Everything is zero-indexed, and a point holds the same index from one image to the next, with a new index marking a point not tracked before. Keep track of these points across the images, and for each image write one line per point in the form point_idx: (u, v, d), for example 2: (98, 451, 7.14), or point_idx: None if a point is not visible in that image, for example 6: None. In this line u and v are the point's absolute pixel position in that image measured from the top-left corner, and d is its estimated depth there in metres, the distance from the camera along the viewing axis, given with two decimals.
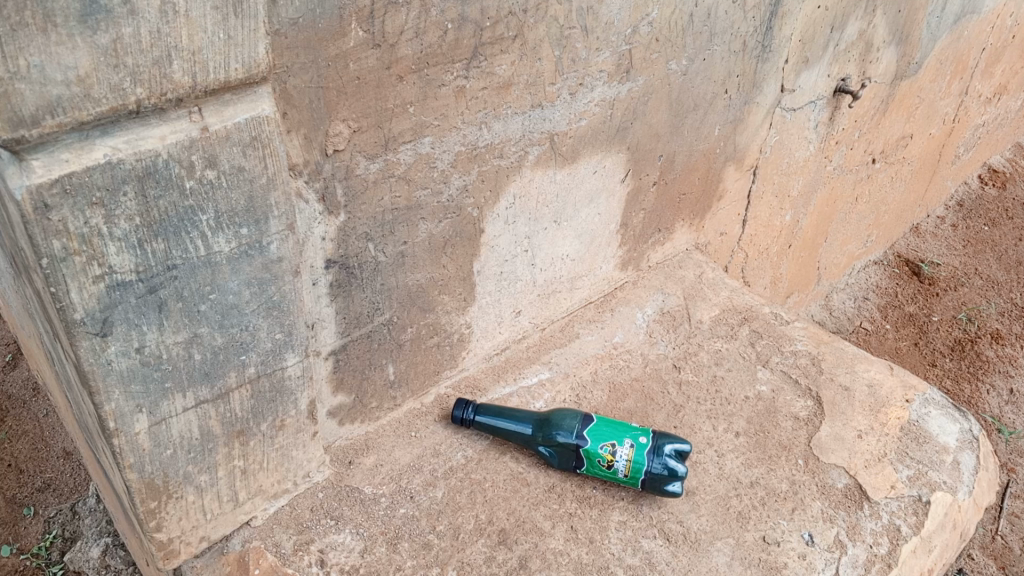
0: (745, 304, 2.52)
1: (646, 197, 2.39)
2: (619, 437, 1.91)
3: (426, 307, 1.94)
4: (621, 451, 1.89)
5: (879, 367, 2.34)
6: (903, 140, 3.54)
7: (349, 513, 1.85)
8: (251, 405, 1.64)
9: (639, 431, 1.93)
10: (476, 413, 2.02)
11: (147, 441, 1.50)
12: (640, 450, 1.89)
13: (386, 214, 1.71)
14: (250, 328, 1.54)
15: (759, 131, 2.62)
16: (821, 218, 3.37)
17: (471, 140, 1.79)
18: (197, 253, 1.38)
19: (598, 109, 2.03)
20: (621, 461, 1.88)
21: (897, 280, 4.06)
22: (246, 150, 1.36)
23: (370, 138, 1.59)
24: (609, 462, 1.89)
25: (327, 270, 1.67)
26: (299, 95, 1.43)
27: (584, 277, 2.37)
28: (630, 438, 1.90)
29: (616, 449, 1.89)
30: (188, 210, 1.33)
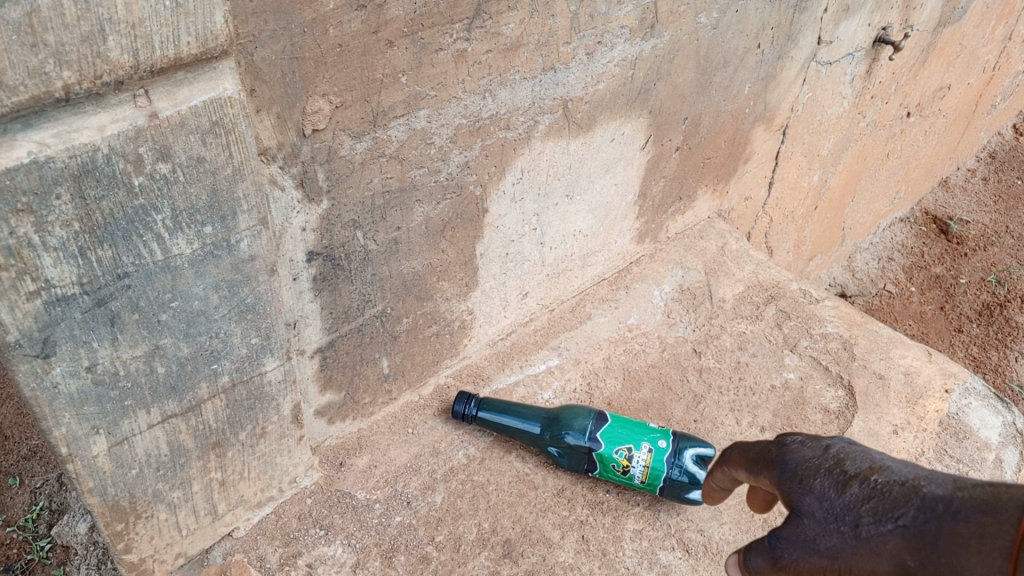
0: (771, 280, 2.33)
1: (668, 164, 2.17)
2: (636, 440, 1.73)
3: (424, 295, 1.75)
4: (638, 456, 1.72)
5: (916, 353, 2.16)
6: (940, 91, 3.28)
7: (340, 521, 1.69)
8: (227, 416, 1.47)
9: (659, 433, 1.75)
10: (478, 409, 1.84)
11: (107, 463, 1.33)
12: (660, 455, 1.72)
13: (376, 198, 1.49)
14: (221, 334, 1.35)
15: (792, 88, 2.37)
16: (850, 177, 3.13)
17: (473, 112, 1.56)
18: (153, 258, 1.18)
19: (617, 71, 1.79)
20: (638, 467, 1.72)
21: (923, 238, 3.84)
22: (206, 138, 1.14)
23: (356, 114, 1.36)
24: (625, 467, 1.72)
25: (310, 263, 1.46)
26: (269, 69, 1.20)
27: (597, 253, 2.17)
28: (648, 441, 1.73)
29: (633, 454, 1.72)
30: (139, 212, 1.12)
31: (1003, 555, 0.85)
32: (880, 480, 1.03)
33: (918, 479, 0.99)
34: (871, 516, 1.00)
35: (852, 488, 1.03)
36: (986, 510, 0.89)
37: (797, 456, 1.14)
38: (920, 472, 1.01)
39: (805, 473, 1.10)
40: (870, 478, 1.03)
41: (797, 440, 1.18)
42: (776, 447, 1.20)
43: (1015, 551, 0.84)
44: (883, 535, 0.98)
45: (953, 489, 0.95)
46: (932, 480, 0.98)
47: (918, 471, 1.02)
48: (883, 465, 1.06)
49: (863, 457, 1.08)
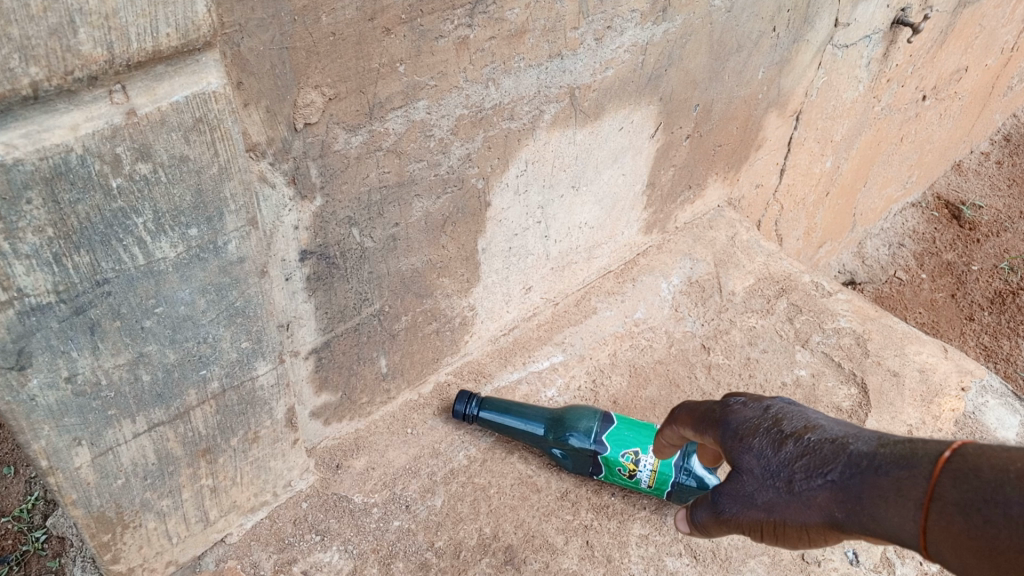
0: (783, 272, 2.26)
1: (677, 153, 2.09)
2: (643, 443, 1.66)
3: (424, 292, 1.68)
4: (645, 460, 1.65)
5: (932, 350, 2.09)
6: (957, 74, 3.18)
7: (337, 526, 1.64)
8: (217, 422, 1.40)
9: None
10: (479, 409, 1.78)
11: (91, 474, 1.27)
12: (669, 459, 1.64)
13: (373, 194, 1.42)
14: (210, 340, 1.29)
15: (807, 73, 2.28)
16: (862, 163, 3.04)
17: (476, 102, 1.48)
18: (134, 263, 1.11)
19: (627, 56, 1.71)
20: (645, 471, 1.65)
21: (935, 224, 3.75)
22: (189, 136, 1.06)
23: (351, 106, 1.28)
24: (631, 471, 1.66)
25: (303, 262, 1.39)
26: (257, 60, 1.12)
27: (603, 245, 2.09)
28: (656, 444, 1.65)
29: (639, 458, 1.65)
30: (118, 215, 1.05)
31: (917, 505, 0.90)
32: (814, 438, 1.04)
33: (848, 437, 1.02)
34: (803, 473, 1.02)
35: (788, 446, 1.05)
36: (902, 461, 0.93)
37: (739, 416, 1.13)
38: (850, 430, 1.03)
39: (745, 431, 1.10)
40: (805, 437, 1.05)
41: (739, 401, 1.16)
42: (717, 407, 1.18)
43: (929, 502, 0.89)
44: (814, 492, 1.01)
45: (878, 445, 0.98)
46: (860, 437, 1.01)
47: (848, 427, 1.04)
48: (816, 423, 1.07)
49: (798, 416, 1.10)
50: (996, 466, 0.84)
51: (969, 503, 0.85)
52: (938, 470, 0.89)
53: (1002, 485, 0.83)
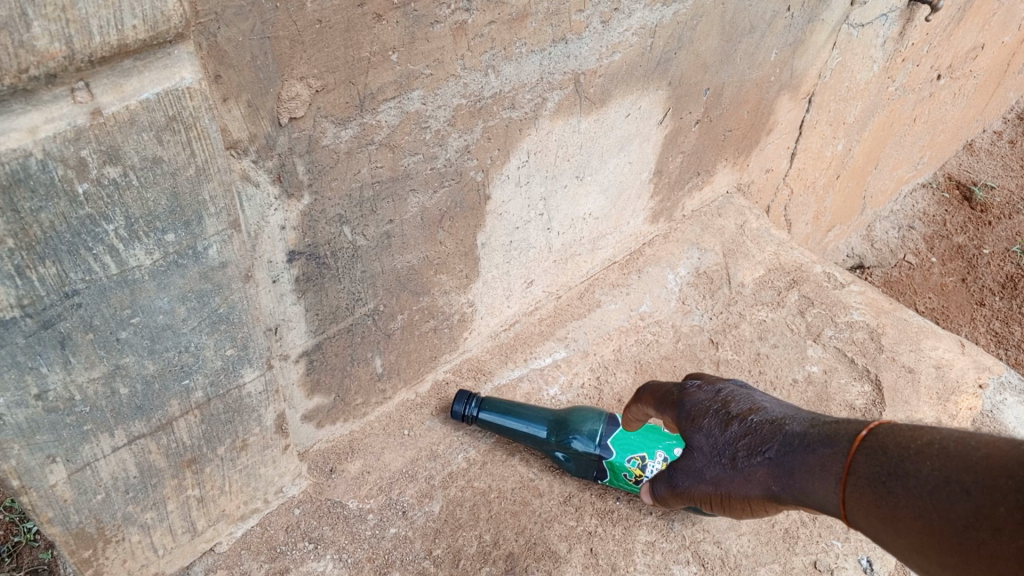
0: (793, 262, 2.18)
1: (686, 139, 1.99)
2: (651, 448, 1.56)
3: (420, 290, 1.60)
4: (652, 464, 1.56)
5: (949, 345, 2.02)
6: (974, 51, 3.07)
7: (330, 534, 1.57)
8: (202, 431, 1.33)
9: (676, 440, 1.56)
10: (479, 410, 1.70)
11: (68, 492, 1.20)
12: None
13: (365, 190, 1.33)
14: (192, 348, 1.21)
15: (822, 53, 2.19)
16: (874, 145, 2.95)
17: (474, 91, 1.39)
18: (106, 272, 1.03)
19: (635, 39, 1.62)
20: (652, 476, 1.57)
21: (946, 206, 3.65)
22: (162, 135, 0.98)
23: (340, 98, 1.19)
24: (637, 476, 1.58)
25: (291, 263, 1.31)
26: (236, 51, 1.03)
27: (608, 236, 2.01)
28: (664, 448, 1.56)
29: (646, 464, 1.56)
30: (86, 223, 0.97)
31: (837, 478, 1.02)
32: (756, 419, 1.18)
33: (785, 418, 1.16)
34: (745, 452, 1.16)
35: (733, 426, 1.19)
36: (829, 441, 1.06)
37: (693, 399, 1.28)
38: (787, 411, 1.17)
39: (697, 413, 1.25)
40: (748, 419, 1.19)
41: (694, 383, 1.31)
42: (676, 388, 1.34)
43: (846, 476, 1.01)
44: (755, 469, 1.15)
45: (809, 425, 1.11)
46: (795, 419, 1.15)
47: (787, 409, 1.18)
48: (760, 404, 1.21)
49: (745, 398, 1.24)
50: (900, 445, 0.97)
51: (878, 476, 0.97)
52: (854, 448, 1.02)
53: (904, 460, 0.95)
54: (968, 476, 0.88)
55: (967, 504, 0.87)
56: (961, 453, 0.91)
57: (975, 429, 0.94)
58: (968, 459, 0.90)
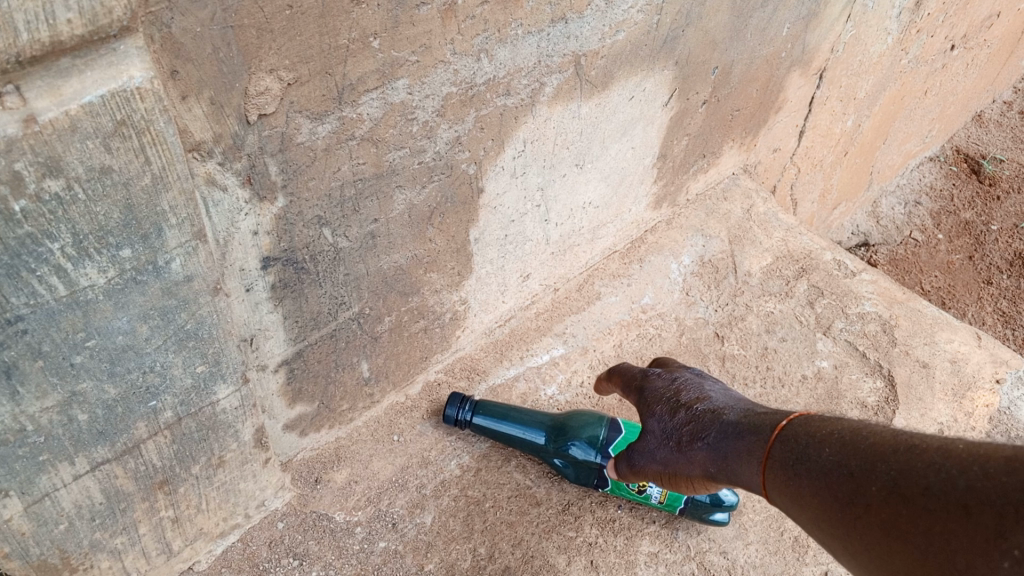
0: (803, 250, 2.08)
1: (692, 121, 1.88)
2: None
3: (409, 289, 1.49)
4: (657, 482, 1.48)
5: (964, 337, 1.92)
6: (988, 20, 2.95)
7: (315, 549, 1.47)
8: (173, 452, 1.22)
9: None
10: (473, 414, 1.59)
11: (26, 524, 1.10)
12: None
13: (347, 189, 1.22)
14: (158, 368, 1.10)
15: (835, 26, 2.06)
16: (883, 119, 2.83)
17: (466, 78, 1.28)
18: (54, 294, 0.91)
19: (640, 17, 1.50)
20: (655, 488, 1.50)
21: (954, 180, 3.54)
22: (110, 142, 0.86)
23: (316, 90, 1.07)
24: (640, 487, 1.50)
25: (266, 270, 1.20)
26: (194, 43, 0.91)
27: (608, 224, 1.91)
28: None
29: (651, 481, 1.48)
30: (26, 243, 0.85)
31: (758, 461, 1.03)
32: (701, 408, 1.17)
33: (726, 408, 1.14)
34: (688, 437, 1.14)
35: (680, 413, 1.17)
36: (755, 428, 1.06)
37: (652, 386, 1.27)
38: (731, 403, 1.16)
39: (652, 400, 1.23)
40: (694, 407, 1.17)
41: (653, 372, 1.31)
42: (632, 374, 1.34)
43: (765, 459, 1.01)
44: (693, 456, 1.13)
45: (744, 415, 1.10)
46: (734, 409, 1.13)
47: (732, 400, 1.17)
48: (708, 394, 1.20)
49: (696, 387, 1.22)
50: (809, 434, 0.97)
51: (788, 460, 0.98)
52: (773, 437, 1.02)
53: (810, 446, 0.96)
54: (856, 460, 0.89)
55: (849, 485, 0.88)
56: (854, 441, 0.92)
57: (874, 421, 0.95)
58: (858, 445, 0.91)
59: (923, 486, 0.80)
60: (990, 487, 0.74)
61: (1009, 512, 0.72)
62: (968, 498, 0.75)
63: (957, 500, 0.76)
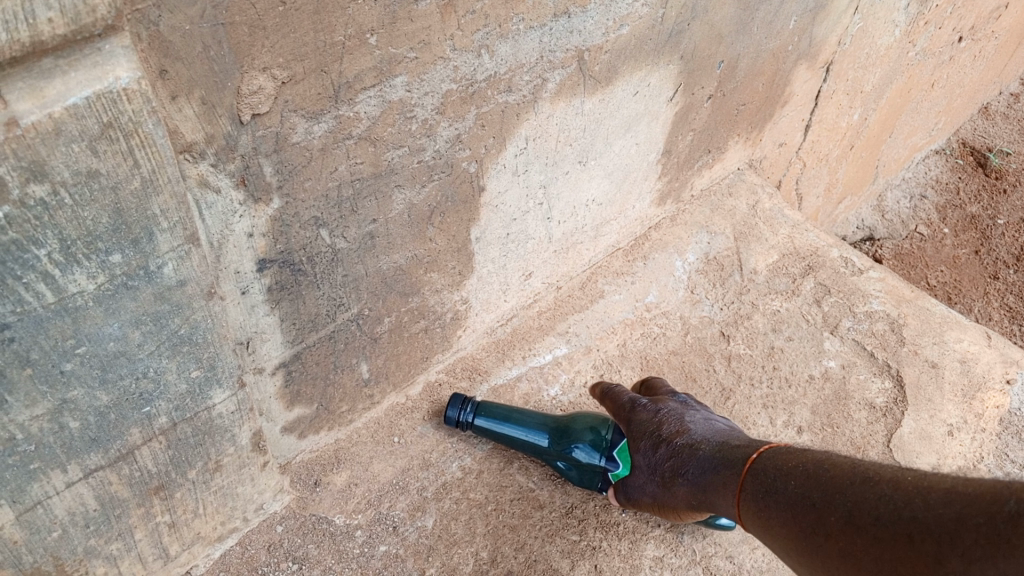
0: (809, 247, 2.05)
1: (697, 116, 1.85)
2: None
3: (409, 290, 1.46)
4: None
5: (974, 336, 1.89)
6: (996, 12, 2.91)
7: (315, 553, 1.44)
8: (169, 458, 1.19)
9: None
10: (474, 415, 1.56)
11: (17, 533, 1.07)
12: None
13: (344, 189, 1.19)
14: (151, 373, 1.07)
15: (843, 19, 2.03)
16: (891, 113, 2.79)
17: (466, 74, 1.25)
18: (42, 301, 0.89)
19: (644, 11, 1.47)
20: None
21: (961, 173, 3.50)
22: (97, 145, 0.84)
23: (311, 89, 1.04)
24: None
25: (262, 272, 1.17)
26: (183, 41, 0.88)
27: (612, 221, 1.88)
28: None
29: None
30: (11, 249, 0.82)
31: (733, 493, 1.23)
32: (680, 442, 1.38)
33: (702, 443, 1.36)
34: (671, 473, 1.36)
35: (661, 449, 1.39)
36: (728, 463, 1.27)
37: (638, 418, 1.45)
38: (706, 436, 1.38)
39: (638, 433, 1.43)
40: (674, 442, 1.39)
41: (640, 401, 1.48)
42: (620, 402, 1.51)
43: (739, 492, 1.21)
44: (677, 490, 1.35)
45: (717, 450, 1.32)
46: (709, 444, 1.35)
47: (706, 433, 1.39)
48: (688, 426, 1.41)
49: (676, 419, 1.43)
50: (777, 468, 1.16)
51: (759, 492, 1.16)
52: (745, 469, 1.22)
53: (778, 480, 1.15)
54: (817, 492, 1.06)
55: (812, 515, 1.05)
56: (816, 474, 1.09)
57: (834, 454, 1.13)
58: (819, 478, 1.08)
59: (873, 516, 0.96)
60: (929, 518, 0.90)
61: (945, 540, 0.86)
62: (911, 528, 0.91)
63: (900, 528, 0.92)
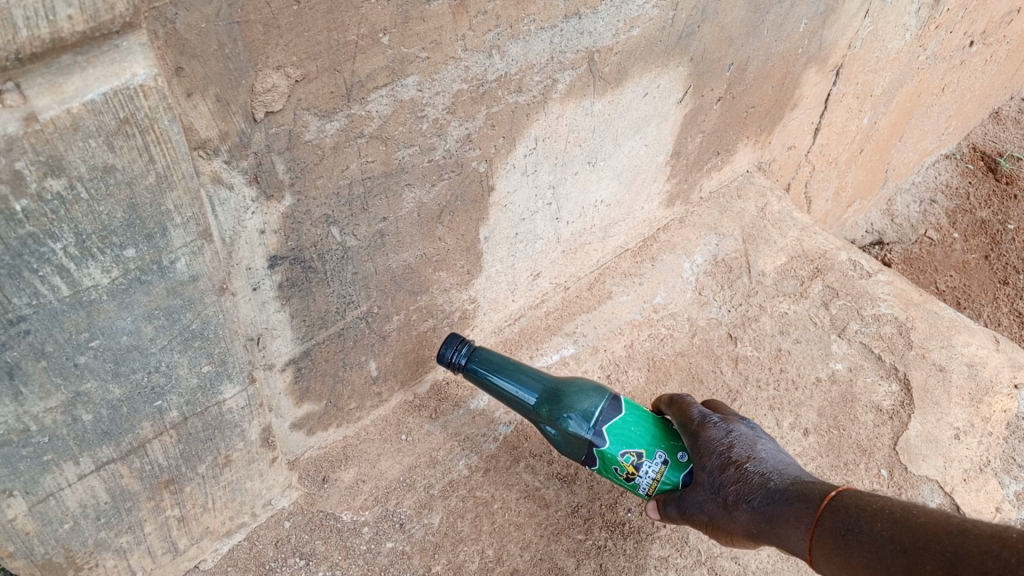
0: (817, 250, 2.05)
1: (706, 118, 1.85)
2: (652, 447, 1.32)
3: (417, 289, 1.47)
4: (649, 467, 1.31)
5: (982, 340, 1.88)
6: (1007, 16, 2.91)
7: (322, 549, 1.45)
8: (179, 451, 1.20)
9: (680, 444, 1.33)
10: (468, 360, 1.43)
11: (30, 524, 1.08)
12: (678, 469, 1.31)
13: (355, 187, 1.20)
14: (163, 368, 1.08)
15: (854, 22, 2.03)
16: (901, 117, 2.79)
17: (477, 74, 1.26)
18: (57, 295, 0.90)
19: (655, 12, 1.48)
20: (645, 479, 1.31)
21: (972, 178, 3.48)
22: (113, 141, 0.85)
23: (323, 87, 1.05)
24: (629, 475, 1.32)
25: (273, 269, 1.18)
26: (199, 40, 0.89)
27: (620, 222, 1.89)
28: (666, 450, 1.32)
29: (642, 463, 1.31)
30: (28, 243, 0.84)
31: (806, 527, 1.11)
32: (750, 469, 1.23)
33: (772, 474, 1.22)
34: (734, 497, 1.21)
35: (730, 471, 1.23)
36: (803, 496, 1.14)
37: (705, 435, 1.30)
38: (780, 468, 1.23)
39: (705, 450, 1.27)
40: (745, 467, 1.23)
41: (710, 416, 1.33)
42: (688, 414, 1.36)
43: (814, 527, 1.10)
44: (737, 516, 1.20)
45: (791, 484, 1.19)
46: (781, 476, 1.21)
47: (779, 467, 1.24)
48: (759, 454, 1.27)
49: (747, 444, 1.28)
50: (859, 507, 1.06)
51: (840, 530, 1.06)
52: (823, 505, 1.10)
53: (861, 520, 1.04)
54: (908, 537, 0.98)
55: (903, 560, 0.97)
56: (906, 518, 1.00)
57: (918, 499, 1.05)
58: (910, 524, 0.99)
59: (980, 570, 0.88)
60: None
61: None
62: None
63: None
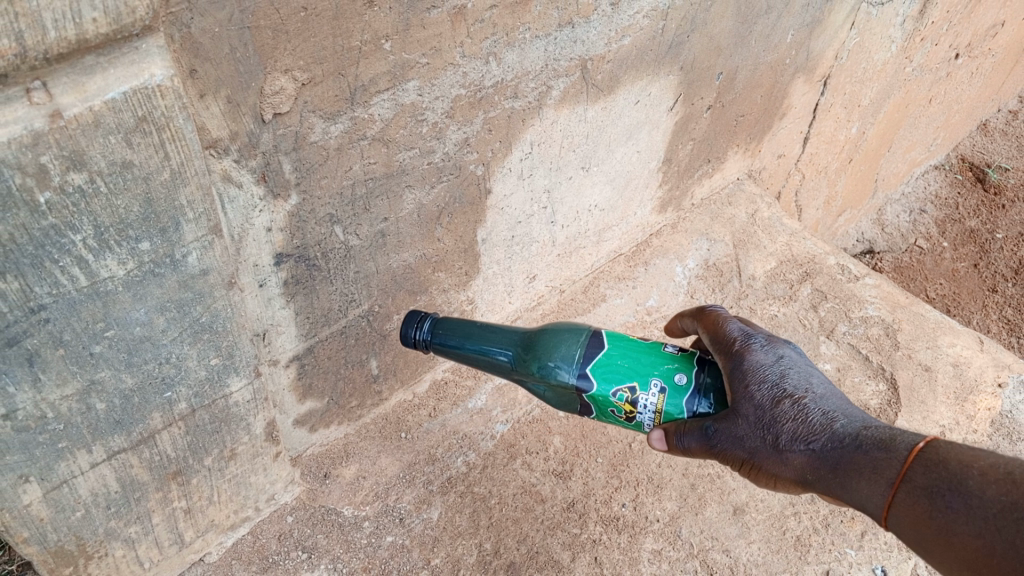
0: (806, 254, 2.10)
1: (697, 125, 1.91)
2: (643, 375, 1.16)
3: (417, 289, 1.52)
4: (646, 399, 1.16)
5: (967, 341, 1.93)
6: (992, 29, 2.98)
7: (324, 542, 1.49)
8: (187, 443, 1.24)
9: (678, 365, 1.17)
10: (434, 333, 1.27)
11: (44, 510, 1.12)
12: (679, 394, 1.16)
13: (358, 188, 1.25)
14: (173, 359, 1.13)
15: (839, 33, 2.09)
16: (889, 127, 2.86)
17: (475, 81, 1.31)
18: (75, 285, 0.95)
19: (645, 22, 1.54)
20: (646, 412, 1.17)
21: (960, 188, 3.55)
22: (131, 138, 0.90)
23: (328, 91, 1.11)
24: (628, 413, 1.18)
25: (279, 266, 1.23)
26: (212, 43, 0.95)
27: (614, 227, 1.94)
28: (660, 376, 1.16)
29: (638, 397, 1.16)
30: (49, 234, 0.89)
31: (891, 483, 0.97)
32: (807, 407, 1.08)
33: (837, 416, 1.07)
34: (789, 437, 1.07)
35: (786, 407, 1.07)
36: (883, 446, 1.01)
37: (750, 360, 1.12)
38: (841, 407, 1.09)
39: (752, 378, 1.10)
40: (802, 403, 1.08)
41: (755, 337, 1.15)
42: (725, 334, 1.18)
43: (901, 483, 0.97)
44: (790, 458, 1.06)
45: (861, 430, 1.05)
46: (847, 418, 1.07)
47: (841, 405, 1.10)
48: (815, 388, 1.11)
49: (801, 376, 1.12)
50: (961, 464, 0.94)
51: (940, 490, 0.93)
52: (914, 459, 0.97)
53: (970, 483, 0.92)
54: None
55: None
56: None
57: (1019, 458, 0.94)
58: None
59: None
60: None
61: None
62: None
63: None
